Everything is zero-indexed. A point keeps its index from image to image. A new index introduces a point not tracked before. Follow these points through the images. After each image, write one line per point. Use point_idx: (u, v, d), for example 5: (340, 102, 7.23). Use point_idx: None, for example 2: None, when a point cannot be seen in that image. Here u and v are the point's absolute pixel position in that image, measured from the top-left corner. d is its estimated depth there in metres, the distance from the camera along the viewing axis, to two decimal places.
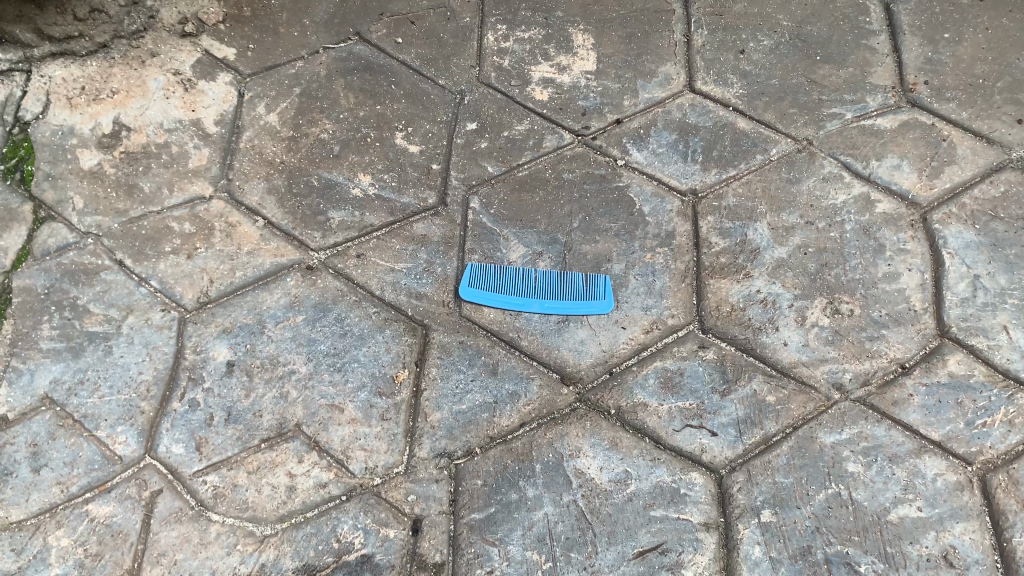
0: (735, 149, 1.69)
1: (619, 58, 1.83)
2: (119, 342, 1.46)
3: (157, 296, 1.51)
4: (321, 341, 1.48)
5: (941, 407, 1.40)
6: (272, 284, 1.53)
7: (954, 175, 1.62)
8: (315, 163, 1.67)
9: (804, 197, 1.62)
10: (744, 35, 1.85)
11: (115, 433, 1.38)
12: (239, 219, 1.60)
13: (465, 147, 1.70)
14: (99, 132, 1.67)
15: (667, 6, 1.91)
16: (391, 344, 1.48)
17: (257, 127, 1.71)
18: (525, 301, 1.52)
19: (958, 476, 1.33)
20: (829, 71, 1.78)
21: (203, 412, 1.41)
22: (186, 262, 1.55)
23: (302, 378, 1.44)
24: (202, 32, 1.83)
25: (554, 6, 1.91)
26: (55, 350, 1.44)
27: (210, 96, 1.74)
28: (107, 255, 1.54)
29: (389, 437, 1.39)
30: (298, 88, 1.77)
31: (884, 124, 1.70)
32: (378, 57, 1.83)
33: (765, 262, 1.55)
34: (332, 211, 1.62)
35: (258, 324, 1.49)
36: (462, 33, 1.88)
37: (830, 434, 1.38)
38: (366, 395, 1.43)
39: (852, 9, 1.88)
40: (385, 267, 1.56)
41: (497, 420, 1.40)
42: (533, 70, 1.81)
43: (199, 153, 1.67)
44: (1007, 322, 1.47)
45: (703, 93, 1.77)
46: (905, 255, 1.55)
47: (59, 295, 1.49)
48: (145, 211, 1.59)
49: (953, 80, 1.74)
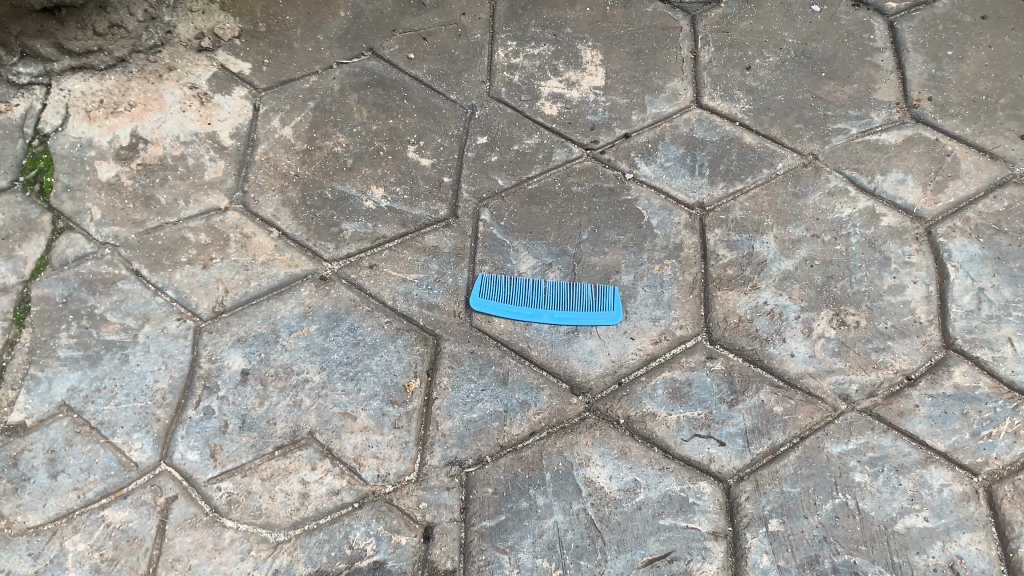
0: (742, 163, 1.71)
1: (627, 74, 1.85)
2: (135, 350, 1.48)
3: (173, 305, 1.53)
4: (334, 350, 1.50)
5: (947, 418, 1.42)
6: (286, 294, 1.56)
7: (958, 189, 1.65)
8: (329, 176, 1.70)
9: (810, 210, 1.64)
10: (750, 52, 1.87)
11: (131, 440, 1.40)
12: (254, 230, 1.63)
13: (476, 161, 1.72)
14: (117, 145, 1.70)
15: (674, 22, 1.93)
16: (403, 354, 1.50)
17: (272, 140, 1.74)
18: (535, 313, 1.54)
19: (964, 487, 1.35)
20: (834, 87, 1.81)
21: (218, 419, 1.43)
22: (201, 272, 1.57)
23: (315, 387, 1.46)
24: (218, 47, 1.85)
25: (562, 23, 1.94)
26: (73, 358, 1.47)
27: (226, 110, 1.77)
28: (124, 265, 1.57)
29: (401, 445, 1.41)
30: (312, 102, 1.80)
31: (889, 139, 1.72)
32: (391, 72, 1.85)
33: (772, 274, 1.58)
34: (345, 223, 1.64)
35: (273, 333, 1.51)
36: (473, 49, 1.89)
37: (837, 444, 1.40)
38: (379, 404, 1.45)
39: (856, 26, 1.90)
40: (397, 277, 1.58)
41: (508, 429, 1.42)
42: (543, 86, 1.83)
43: (215, 166, 1.70)
44: (1012, 334, 1.49)
45: (710, 108, 1.79)
46: (910, 268, 1.57)
47: (77, 304, 1.52)
48: (161, 222, 1.62)
49: (957, 96, 1.77)
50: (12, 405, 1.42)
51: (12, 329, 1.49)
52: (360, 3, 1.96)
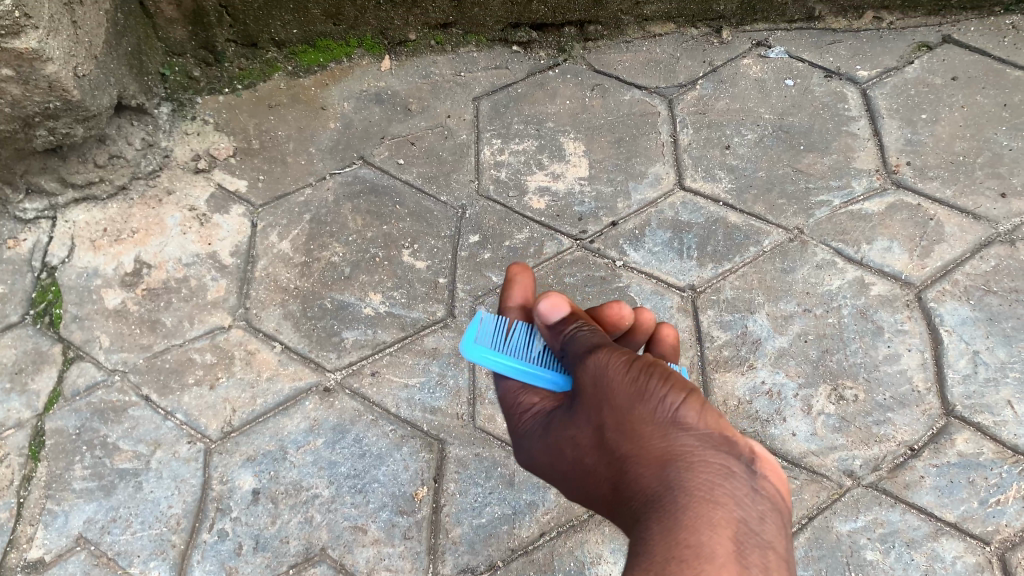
0: (729, 243, 1.74)
1: (610, 163, 1.90)
2: (149, 477, 1.51)
3: (183, 428, 1.56)
4: (341, 463, 1.53)
5: (954, 487, 1.42)
6: (292, 409, 1.59)
7: (944, 253, 1.68)
8: (327, 286, 1.75)
9: (799, 285, 1.67)
10: (728, 131, 1.92)
11: (149, 568, 1.43)
12: (257, 345, 1.66)
13: (469, 260, 1.76)
14: (122, 272, 1.75)
15: (652, 108, 1.99)
16: (409, 462, 1.52)
17: (270, 255, 1.79)
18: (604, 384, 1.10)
19: (977, 558, 1.36)
20: (813, 159, 1.85)
21: (233, 541, 1.45)
22: (209, 393, 1.61)
23: (325, 502, 1.48)
24: (214, 167, 1.91)
25: (544, 117, 1.99)
26: (88, 489, 1.50)
27: (224, 229, 1.82)
28: (134, 390, 1.61)
29: (412, 556, 1.43)
30: (308, 214, 1.85)
31: (872, 207, 1.76)
32: (382, 179, 1.90)
33: (767, 352, 1.59)
34: (345, 332, 1.68)
35: (281, 450, 1.54)
36: (459, 149, 1.95)
37: (846, 522, 1.40)
38: (388, 514, 1.47)
39: (830, 97, 1.95)
40: (399, 383, 1.61)
41: (517, 531, 1.44)
42: (529, 180, 1.88)
43: (217, 285, 1.74)
44: (1011, 396, 1.51)
45: (693, 189, 1.83)
46: (903, 336, 1.59)
47: (90, 434, 1.55)
48: (168, 344, 1.66)
49: (935, 159, 1.81)
50: (31, 541, 1.45)
51: (28, 464, 1.52)
52: (348, 113, 2.01)
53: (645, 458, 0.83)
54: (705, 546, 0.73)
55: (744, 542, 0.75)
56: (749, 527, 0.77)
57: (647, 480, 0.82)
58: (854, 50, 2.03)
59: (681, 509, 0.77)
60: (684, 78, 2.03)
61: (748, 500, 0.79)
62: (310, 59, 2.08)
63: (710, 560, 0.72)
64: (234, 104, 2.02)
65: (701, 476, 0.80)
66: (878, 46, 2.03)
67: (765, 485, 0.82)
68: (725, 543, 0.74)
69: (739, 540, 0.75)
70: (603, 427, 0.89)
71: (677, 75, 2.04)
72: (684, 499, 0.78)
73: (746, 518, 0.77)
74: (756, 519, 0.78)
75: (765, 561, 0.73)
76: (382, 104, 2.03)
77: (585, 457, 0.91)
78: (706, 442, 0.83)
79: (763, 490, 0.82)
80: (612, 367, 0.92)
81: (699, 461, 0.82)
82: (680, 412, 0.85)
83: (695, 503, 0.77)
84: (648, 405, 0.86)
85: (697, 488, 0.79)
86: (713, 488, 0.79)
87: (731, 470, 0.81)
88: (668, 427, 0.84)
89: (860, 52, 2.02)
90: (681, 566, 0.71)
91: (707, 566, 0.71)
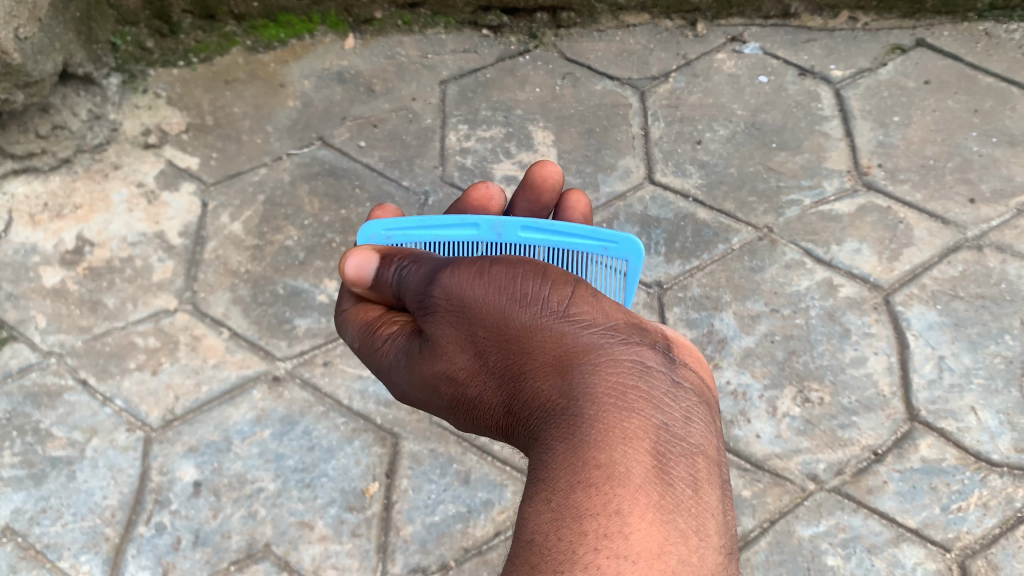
0: (698, 240, 1.70)
1: (579, 153, 1.85)
2: (82, 466, 1.43)
3: (122, 415, 1.48)
4: (289, 456, 1.46)
5: (916, 493, 1.40)
6: (238, 398, 1.51)
7: (913, 256, 1.66)
8: (280, 270, 1.66)
9: (767, 284, 1.64)
10: (700, 126, 1.89)
11: (79, 562, 1.34)
12: (204, 331, 1.58)
13: None
14: (62, 249, 1.66)
15: (623, 99, 1.94)
16: (360, 456, 1.46)
17: (221, 237, 1.70)
18: (476, 232, 1.01)
19: (937, 565, 1.33)
20: (785, 158, 1.82)
21: (171, 535, 1.37)
22: (150, 378, 1.52)
23: (270, 496, 1.41)
24: (165, 142, 1.82)
25: (512, 105, 1.93)
26: (16, 478, 1.42)
27: (173, 208, 1.73)
28: (70, 374, 1.52)
29: (361, 554, 1.36)
30: (262, 195, 1.77)
31: (842, 209, 1.73)
32: (342, 161, 1.83)
33: (733, 352, 1.55)
34: (297, 319, 1.60)
35: (225, 441, 1.46)
36: (424, 134, 1.88)
37: (808, 527, 1.37)
38: (337, 511, 1.40)
39: (804, 95, 1.93)
40: (352, 374, 1.54)
41: (471, 530, 1.39)
42: (496, 169, 1.83)
43: (164, 266, 1.66)
44: (975, 402, 1.49)
45: (662, 184, 1.79)
46: (870, 339, 1.56)
47: (21, 420, 1.47)
48: (109, 326, 1.57)
49: (906, 162, 1.80)
50: None
51: None
52: (309, 92, 1.94)
53: (543, 367, 0.82)
54: (620, 466, 0.72)
55: (666, 453, 0.74)
56: (671, 434, 0.76)
57: (547, 393, 0.81)
58: (829, 48, 2.01)
59: (589, 426, 0.75)
60: (657, 71, 1.99)
61: (667, 399, 0.79)
62: (271, 34, 2.01)
63: (625, 483, 0.71)
64: (188, 78, 1.93)
65: (606, 381, 0.79)
66: (852, 47, 2.01)
67: (683, 375, 0.83)
68: (642, 458, 0.73)
69: (659, 451, 0.74)
70: (483, 342, 0.86)
71: (650, 67, 2.00)
72: (591, 413, 0.76)
73: (666, 423, 0.77)
74: (679, 424, 0.77)
75: (692, 477, 0.74)
76: (345, 84, 1.96)
77: (471, 383, 0.89)
78: (610, 338, 0.82)
79: (683, 382, 0.82)
80: (471, 276, 0.87)
81: (607, 364, 0.80)
82: (569, 309, 0.84)
83: (603, 416, 0.76)
84: (530, 308, 0.84)
85: (607, 394, 0.77)
86: (627, 390, 0.78)
87: (643, 366, 0.80)
88: (560, 328, 0.83)
89: (835, 52, 2.00)
90: (592, 496, 0.70)
91: (621, 492, 0.70)
